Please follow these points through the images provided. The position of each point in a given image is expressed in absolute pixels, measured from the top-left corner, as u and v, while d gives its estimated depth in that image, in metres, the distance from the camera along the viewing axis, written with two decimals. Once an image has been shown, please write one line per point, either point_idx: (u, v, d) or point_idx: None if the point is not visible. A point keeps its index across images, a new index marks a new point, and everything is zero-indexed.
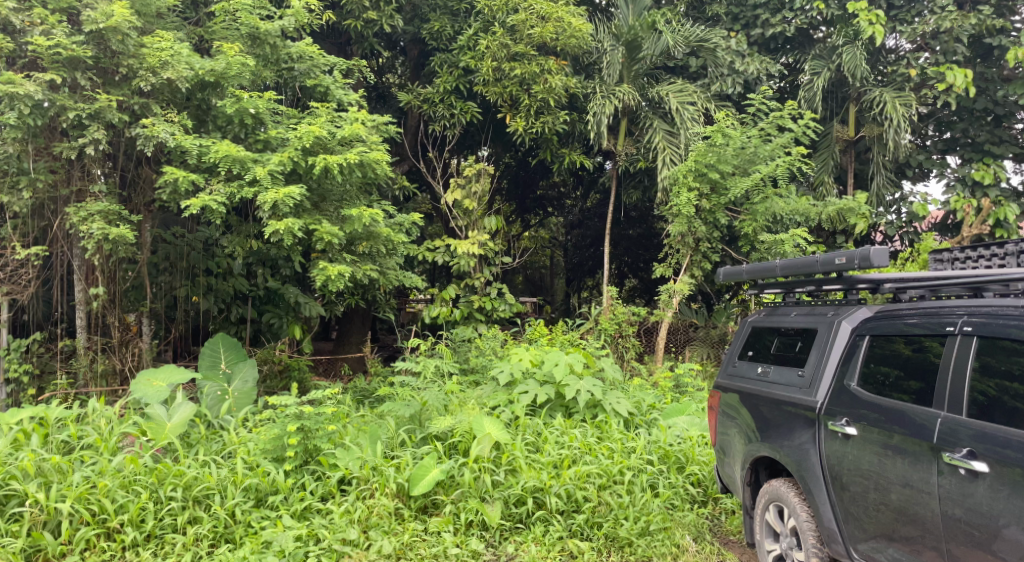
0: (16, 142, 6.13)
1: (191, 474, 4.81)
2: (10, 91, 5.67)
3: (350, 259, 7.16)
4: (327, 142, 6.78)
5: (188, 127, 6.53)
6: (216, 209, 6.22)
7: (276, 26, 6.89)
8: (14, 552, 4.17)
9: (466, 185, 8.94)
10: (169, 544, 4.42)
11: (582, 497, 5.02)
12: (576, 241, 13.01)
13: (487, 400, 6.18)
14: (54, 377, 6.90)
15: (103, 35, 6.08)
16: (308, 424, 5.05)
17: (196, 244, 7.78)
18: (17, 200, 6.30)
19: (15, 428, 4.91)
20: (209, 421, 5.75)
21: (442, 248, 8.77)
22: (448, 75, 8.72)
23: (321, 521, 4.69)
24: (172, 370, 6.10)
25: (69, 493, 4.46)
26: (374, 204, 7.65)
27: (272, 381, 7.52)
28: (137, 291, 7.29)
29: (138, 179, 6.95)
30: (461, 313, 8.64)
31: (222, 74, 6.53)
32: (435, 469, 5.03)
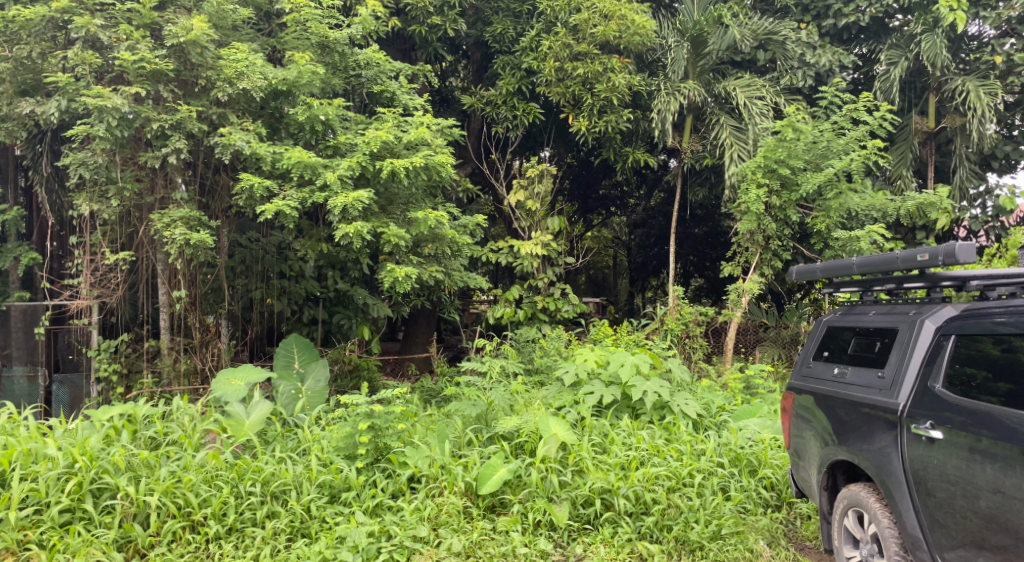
0: (104, 153, 6.46)
1: (268, 470, 5.00)
2: (99, 105, 5.98)
3: (417, 261, 7.28)
4: (393, 146, 6.95)
5: (262, 135, 6.76)
6: (289, 213, 6.43)
7: (345, 34, 7.06)
8: (107, 542, 4.38)
9: (529, 186, 8.97)
10: (249, 537, 4.59)
11: (650, 499, 4.97)
12: (640, 241, 12.87)
13: (553, 400, 6.20)
14: (140, 376, 7.27)
15: (184, 48, 6.36)
16: (378, 423, 5.16)
17: (270, 248, 7.97)
18: (106, 208, 6.65)
19: (106, 423, 5.14)
20: (284, 418, 5.94)
21: (505, 249, 8.81)
22: (510, 77, 8.76)
23: (392, 518, 4.79)
24: (249, 369, 6.32)
25: (157, 487, 4.66)
26: (439, 206, 7.76)
27: (343, 381, 7.72)
28: (215, 294, 7.58)
29: (216, 186, 7.23)
30: (525, 313, 8.68)
31: (294, 82, 6.73)
32: (502, 469, 5.07)
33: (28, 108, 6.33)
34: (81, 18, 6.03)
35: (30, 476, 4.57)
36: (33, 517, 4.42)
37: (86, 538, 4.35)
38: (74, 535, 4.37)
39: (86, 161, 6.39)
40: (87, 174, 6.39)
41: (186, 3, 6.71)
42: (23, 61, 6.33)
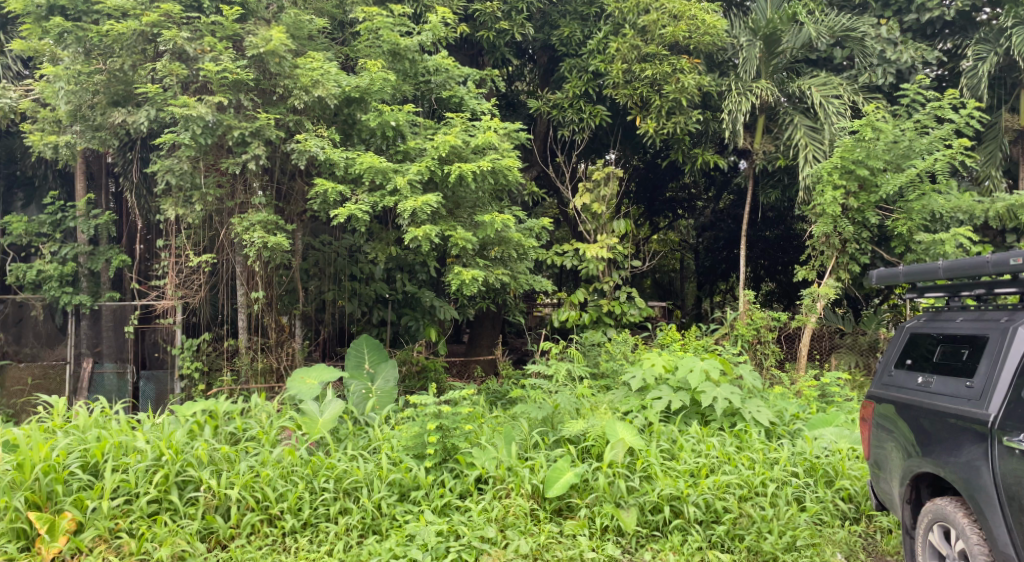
0: (189, 160, 6.73)
1: (341, 467, 5.13)
2: (185, 114, 6.26)
3: (483, 264, 7.34)
4: (461, 151, 7.02)
5: (336, 141, 6.94)
6: (361, 217, 6.57)
7: (415, 41, 7.18)
8: (192, 533, 4.57)
9: (595, 189, 8.91)
10: (323, 532, 4.74)
11: (722, 507, 4.89)
12: (708, 244, 12.62)
13: (620, 405, 6.13)
14: (220, 373, 7.58)
15: (263, 59, 6.61)
16: (446, 423, 5.23)
17: (341, 251, 8.17)
18: (190, 212, 6.94)
19: (190, 419, 5.33)
20: (355, 417, 6.06)
21: (571, 252, 8.79)
22: (577, 80, 8.74)
23: (461, 517, 4.85)
24: (322, 368, 6.48)
25: (237, 481, 4.85)
26: (504, 210, 7.80)
27: (410, 381, 7.85)
28: (290, 295, 7.80)
29: (292, 191, 7.46)
30: (590, 317, 8.64)
31: (366, 89, 6.91)
32: (569, 472, 5.07)
33: (120, 118, 6.68)
34: (169, 32, 6.31)
35: (121, 468, 4.76)
36: (124, 507, 4.61)
37: (172, 528, 4.54)
38: (161, 525, 4.57)
39: (172, 167, 6.69)
40: (173, 180, 6.68)
41: (265, 15, 6.98)
42: (116, 72, 6.66)
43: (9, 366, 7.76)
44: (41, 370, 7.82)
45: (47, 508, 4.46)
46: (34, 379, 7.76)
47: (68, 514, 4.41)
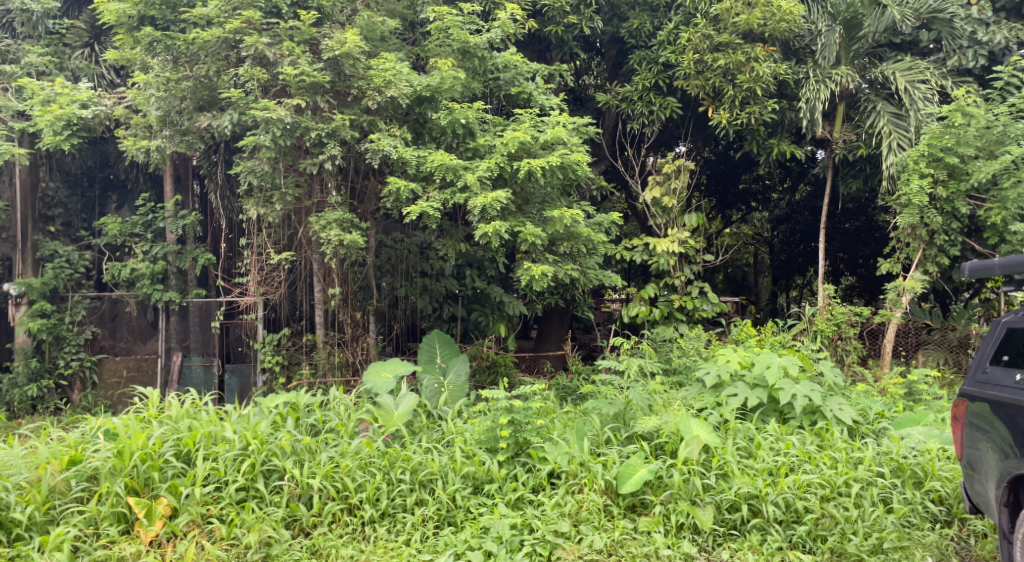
0: (269, 160, 6.96)
1: (417, 460, 5.23)
2: (266, 117, 6.49)
3: (553, 259, 7.34)
4: (531, 147, 7.04)
5: (408, 140, 7.04)
6: (432, 214, 6.69)
7: (485, 38, 7.23)
8: (277, 520, 4.75)
9: (666, 182, 8.80)
10: (400, 522, 4.87)
11: (802, 507, 4.79)
12: (784, 237, 12.25)
13: (693, 401, 6.02)
14: (299, 367, 7.80)
15: (338, 61, 6.79)
16: (518, 418, 5.31)
17: (412, 249, 8.29)
18: (271, 211, 7.21)
19: (273, 410, 5.52)
20: (429, 411, 6.14)
21: (641, 246, 8.68)
22: (647, 72, 8.63)
23: (534, 511, 4.88)
24: (397, 363, 6.64)
25: (318, 471, 5.01)
26: (573, 204, 7.77)
27: (481, 376, 7.92)
28: (364, 291, 7.99)
29: (366, 190, 7.63)
30: (661, 312, 8.53)
31: (437, 88, 7.02)
32: (643, 468, 5.03)
33: (206, 123, 6.98)
34: (251, 38, 6.56)
35: (211, 456, 4.97)
36: (214, 493, 4.82)
37: (259, 515, 4.73)
38: (249, 512, 4.76)
39: (253, 168, 6.95)
40: (255, 181, 6.95)
41: (340, 19, 7.16)
42: (201, 79, 6.96)
43: (106, 359, 8.30)
44: (135, 363, 8.36)
45: (145, 493, 4.69)
46: (129, 371, 8.32)
47: (163, 500, 4.63)
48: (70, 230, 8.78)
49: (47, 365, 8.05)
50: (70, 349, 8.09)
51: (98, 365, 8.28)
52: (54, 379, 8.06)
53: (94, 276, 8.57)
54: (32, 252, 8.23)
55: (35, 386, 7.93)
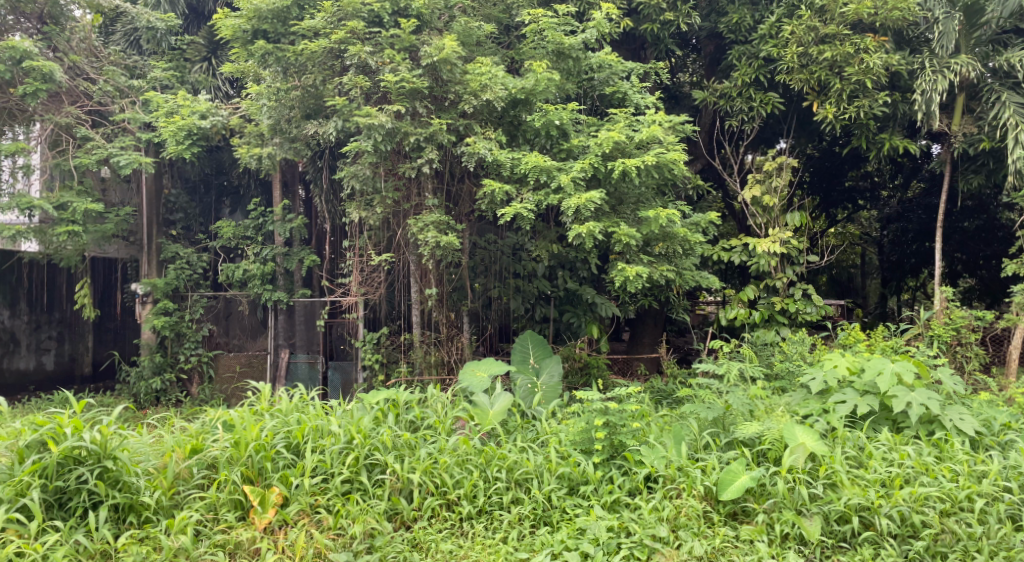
0: (370, 165, 7.19)
1: (512, 458, 5.29)
2: (368, 123, 6.71)
3: (647, 261, 7.22)
4: (625, 146, 6.97)
5: (502, 142, 7.12)
6: (526, 216, 6.74)
7: (579, 39, 7.21)
8: (380, 512, 4.90)
9: (766, 180, 8.51)
10: (497, 520, 4.96)
11: (920, 521, 4.63)
12: (895, 237, 11.61)
13: (798, 407, 5.78)
14: (397, 365, 8.01)
15: (436, 67, 6.94)
16: (613, 420, 5.26)
17: (505, 250, 8.38)
18: (371, 214, 7.43)
19: (375, 406, 5.68)
20: (523, 411, 6.16)
21: (740, 247, 8.43)
22: (747, 67, 8.36)
23: (631, 515, 4.86)
24: (491, 362, 6.73)
25: (418, 466, 5.13)
26: (669, 204, 7.64)
27: (574, 377, 7.88)
28: (458, 292, 8.10)
29: (461, 193, 7.77)
30: (761, 315, 8.26)
31: (532, 90, 7.04)
32: (745, 475, 4.93)
33: (313, 130, 7.28)
34: (355, 47, 6.80)
35: (319, 449, 5.17)
36: (322, 484, 5.02)
37: (363, 506, 4.90)
38: (354, 503, 4.93)
39: (356, 173, 7.22)
40: (357, 185, 7.21)
41: (438, 25, 7.30)
42: (309, 88, 7.24)
43: (221, 354, 8.78)
44: (247, 359, 8.80)
45: (259, 482, 4.94)
46: (241, 367, 8.77)
47: (276, 489, 4.86)
48: (189, 233, 9.35)
49: (169, 360, 8.60)
50: (189, 346, 8.63)
51: (214, 360, 8.78)
52: (175, 373, 8.61)
53: (210, 277, 9.10)
54: (157, 255, 8.75)
55: (158, 379, 8.49)
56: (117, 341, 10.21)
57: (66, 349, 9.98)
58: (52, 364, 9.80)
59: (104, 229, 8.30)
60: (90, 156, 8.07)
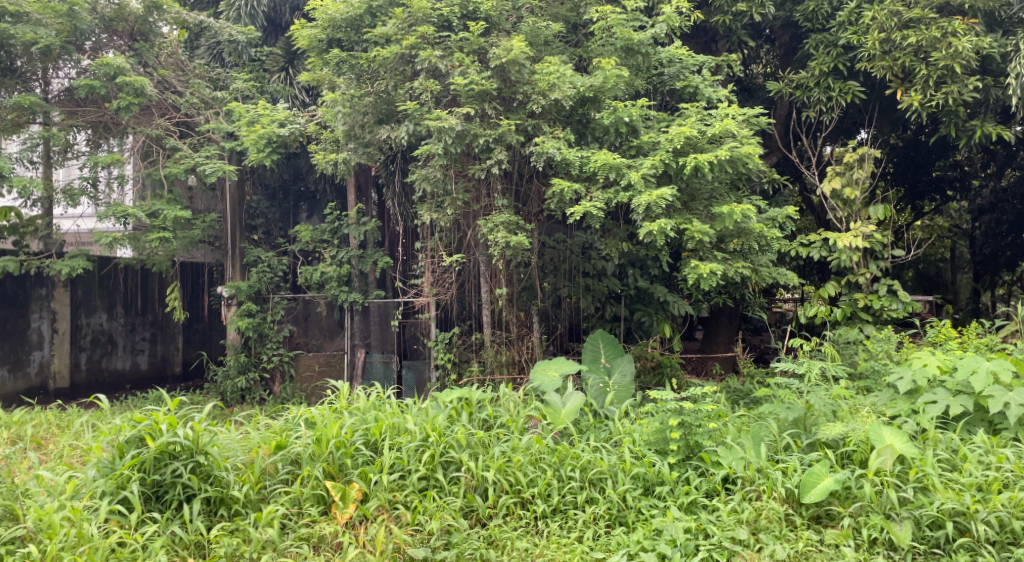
0: (441, 167, 7.29)
1: (586, 458, 5.28)
2: (438, 126, 6.79)
3: (721, 257, 7.08)
4: (697, 141, 6.84)
5: (572, 141, 7.10)
6: (596, 214, 6.70)
7: (649, 34, 7.12)
8: (456, 509, 4.97)
9: (847, 172, 8.19)
10: (572, 519, 4.95)
11: (1020, 528, 4.40)
12: (987, 229, 11.02)
13: (885, 408, 5.56)
14: (469, 365, 8.10)
15: (505, 68, 6.98)
16: (689, 420, 5.19)
17: (575, 249, 8.34)
18: (442, 216, 7.53)
19: (449, 404, 5.76)
20: (596, 410, 6.13)
21: (819, 242, 8.19)
22: (825, 56, 8.09)
23: (709, 516, 4.78)
24: (563, 362, 6.71)
25: (492, 464, 5.18)
26: (744, 199, 7.46)
27: (647, 376, 7.78)
28: (529, 291, 8.11)
29: (530, 193, 7.79)
30: (843, 312, 7.96)
31: (600, 87, 6.99)
32: (829, 478, 4.79)
33: (385, 135, 7.43)
34: (425, 52, 6.90)
35: (396, 446, 5.28)
36: (399, 481, 5.12)
37: (439, 503, 4.97)
38: (430, 500, 5.01)
39: (427, 176, 7.33)
40: (428, 187, 7.31)
41: (506, 27, 7.35)
42: (381, 93, 7.41)
43: (301, 354, 9.07)
44: (326, 358, 9.04)
45: (339, 478, 5.08)
46: (321, 366, 9.02)
47: (356, 485, 4.98)
48: (270, 238, 9.73)
49: (253, 359, 8.93)
50: (271, 346, 8.94)
51: (295, 360, 9.06)
52: (259, 372, 8.94)
53: (290, 279, 9.41)
54: (240, 259, 9.15)
55: (243, 377, 8.84)
56: (204, 342, 10.94)
57: (158, 349, 10.49)
58: (146, 363, 10.31)
59: (192, 234, 8.74)
60: (179, 165, 8.47)
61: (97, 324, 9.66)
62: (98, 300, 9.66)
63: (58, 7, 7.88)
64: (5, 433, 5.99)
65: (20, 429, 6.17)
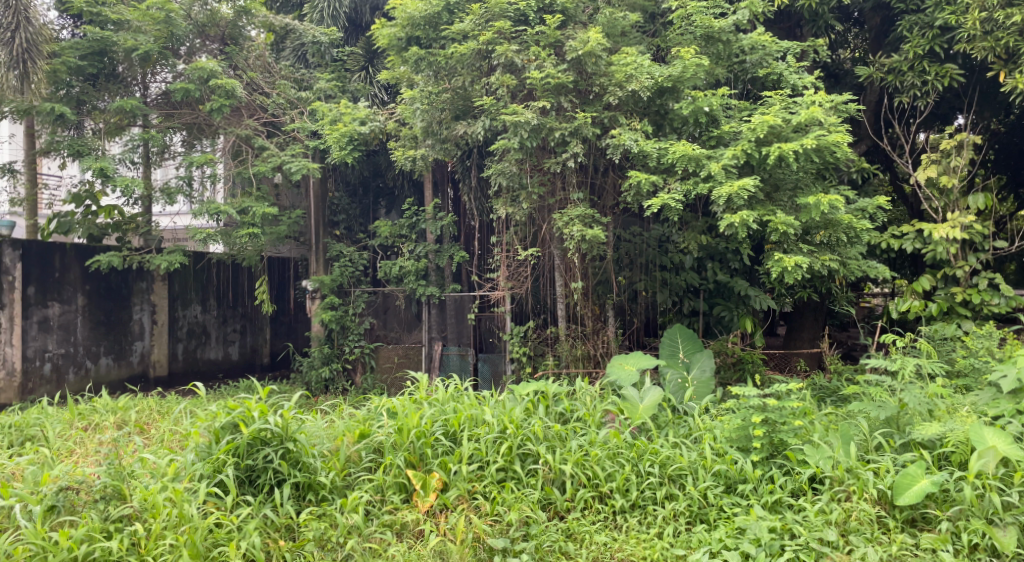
0: (517, 162, 7.31)
1: (665, 453, 5.22)
2: (514, 120, 6.84)
3: (806, 250, 6.85)
4: (781, 130, 6.63)
5: (649, 133, 7.00)
6: (674, 206, 6.58)
7: (730, 22, 6.95)
8: (534, 501, 5.00)
9: (943, 160, 7.78)
10: (652, 515, 4.90)
11: None
12: None
13: (986, 408, 5.28)
14: (544, 358, 8.11)
15: (581, 60, 6.95)
16: (773, 417, 5.05)
17: (652, 242, 8.22)
18: (518, 210, 7.56)
19: (526, 397, 5.80)
20: (674, 406, 6.06)
21: (912, 233, 7.81)
22: (919, 39, 7.70)
23: (795, 516, 4.65)
24: (640, 356, 6.61)
25: (570, 457, 5.19)
26: (831, 189, 7.19)
27: (727, 372, 7.61)
28: (604, 285, 8.06)
29: (606, 185, 7.74)
30: (939, 307, 7.58)
31: (679, 77, 6.85)
32: (925, 480, 4.59)
33: (462, 130, 7.51)
34: (502, 47, 6.95)
35: (474, 437, 5.36)
36: (478, 472, 5.18)
37: (517, 495, 5.01)
38: (508, 491, 5.06)
39: (503, 170, 7.34)
40: (504, 182, 7.33)
41: (583, 19, 7.27)
42: (458, 90, 7.50)
43: (381, 346, 9.27)
44: (405, 350, 9.21)
45: (420, 467, 5.19)
46: (400, 358, 9.18)
47: (436, 474, 5.07)
48: (351, 233, 9.99)
49: (336, 351, 9.23)
50: (353, 338, 9.19)
51: (375, 352, 9.27)
52: (341, 363, 9.23)
53: (370, 274, 9.64)
54: (324, 253, 9.47)
55: (327, 368, 9.16)
56: (289, 333, 11.46)
57: (247, 341, 10.98)
58: (237, 353, 10.83)
59: (279, 230, 9.13)
60: (267, 164, 8.78)
61: (192, 316, 10.13)
62: (194, 293, 10.12)
63: (156, 14, 8.25)
64: (111, 419, 6.37)
65: (124, 414, 6.55)
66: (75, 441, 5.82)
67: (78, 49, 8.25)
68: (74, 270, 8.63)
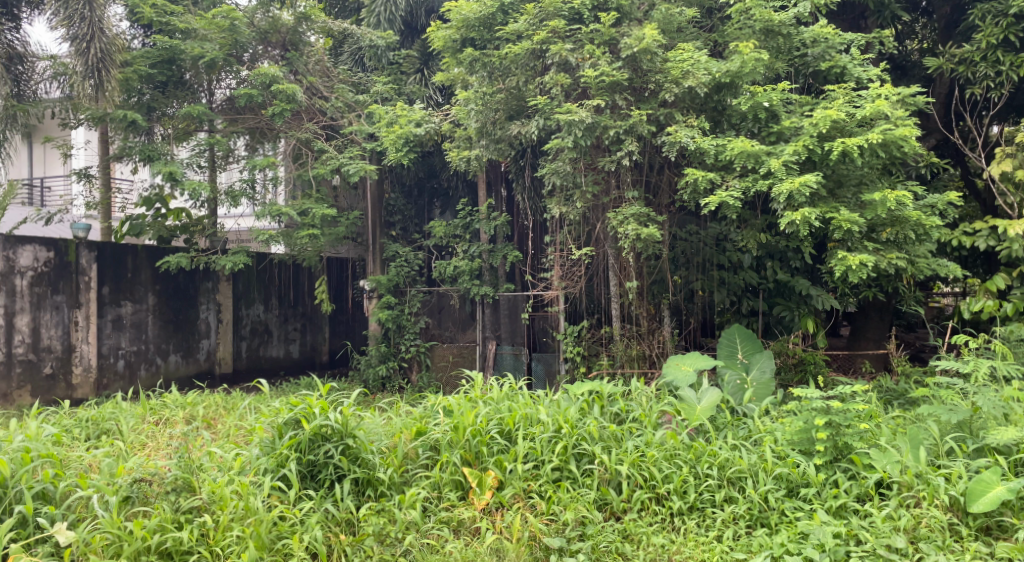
0: (570, 161, 7.28)
1: (724, 456, 5.15)
2: (568, 119, 6.80)
3: (872, 248, 6.63)
4: (845, 125, 6.45)
5: (706, 129, 6.89)
6: (732, 204, 6.46)
7: (791, 15, 6.79)
8: (590, 501, 4.97)
9: (1019, 153, 7.44)
10: (710, 517, 4.83)
11: None
12: None
13: None
14: (599, 358, 8.06)
15: (637, 57, 6.89)
16: (837, 420, 4.93)
17: (709, 240, 8.10)
18: (572, 209, 7.52)
19: (581, 397, 5.79)
20: (732, 407, 5.95)
21: (986, 230, 7.53)
22: (993, 28, 7.38)
23: (861, 522, 4.51)
24: (697, 356, 6.52)
25: (625, 458, 5.15)
26: (897, 185, 6.97)
27: (787, 373, 7.44)
28: (659, 284, 7.99)
29: (661, 183, 7.66)
30: (1014, 307, 7.25)
31: (738, 73, 6.68)
32: (1000, 486, 4.42)
33: (516, 130, 7.52)
34: (556, 46, 6.95)
35: (529, 436, 5.37)
36: (533, 471, 5.19)
37: (573, 494, 5.00)
38: (564, 490, 5.05)
39: (557, 169, 7.31)
40: (558, 181, 7.30)
41: (638, 16, 7.21)
42: (512, 90, 7.53)
43: (436, 345, 9.35)
44: (459, 349, 9.25)
45: (476, 465, 5.23)
46: (455, 356, 9.24)
47: (491, 473, 5.11)
48: (407, 234, 10.16)
49: (392, 350, 9.38)
50: (409, 337, 9.31)
51: (430, 351, 9.36)
52: (397, 362, 9.37)
53: (425, 274, 9.76)
54: (380, 253, 9.63)
55: (384, 366, 9.31)
56: (348, 332, 11.75)
57: (308, 339, 11.30)
58: (297, 351, 11.12)
59: (337, 231, 9.31)
60: (325, 166, 8.94)
61: (255, 315, 10.43)
62: (256, 292, 10.41)
63: (221, 22, 8.54)
64: (180, 413, 6.61)
65: (192, 409, 6.78)
66: (147, 435, 6.07)
67: (149, 58, 8.60)
68: (145, 271, 8.94)
